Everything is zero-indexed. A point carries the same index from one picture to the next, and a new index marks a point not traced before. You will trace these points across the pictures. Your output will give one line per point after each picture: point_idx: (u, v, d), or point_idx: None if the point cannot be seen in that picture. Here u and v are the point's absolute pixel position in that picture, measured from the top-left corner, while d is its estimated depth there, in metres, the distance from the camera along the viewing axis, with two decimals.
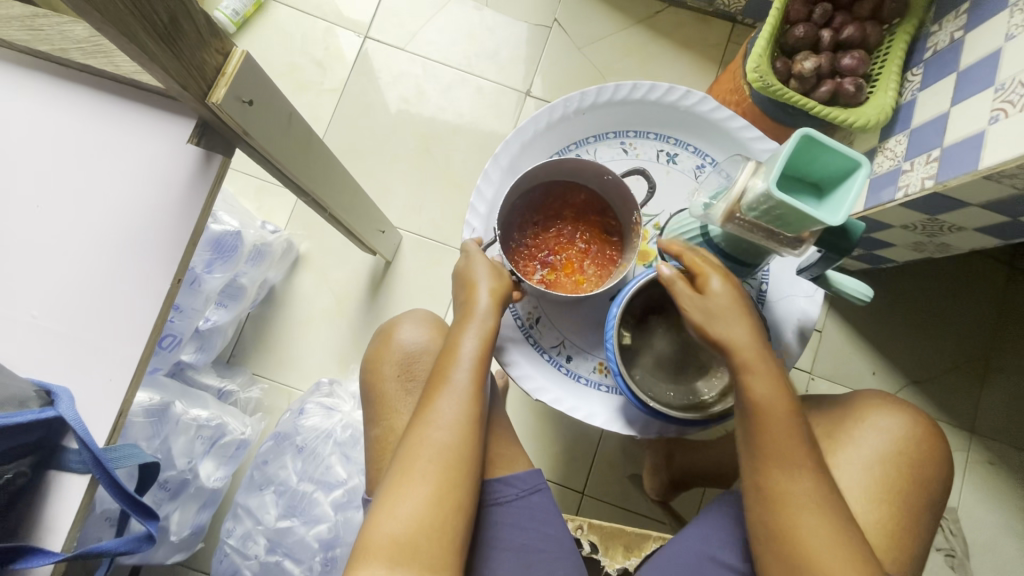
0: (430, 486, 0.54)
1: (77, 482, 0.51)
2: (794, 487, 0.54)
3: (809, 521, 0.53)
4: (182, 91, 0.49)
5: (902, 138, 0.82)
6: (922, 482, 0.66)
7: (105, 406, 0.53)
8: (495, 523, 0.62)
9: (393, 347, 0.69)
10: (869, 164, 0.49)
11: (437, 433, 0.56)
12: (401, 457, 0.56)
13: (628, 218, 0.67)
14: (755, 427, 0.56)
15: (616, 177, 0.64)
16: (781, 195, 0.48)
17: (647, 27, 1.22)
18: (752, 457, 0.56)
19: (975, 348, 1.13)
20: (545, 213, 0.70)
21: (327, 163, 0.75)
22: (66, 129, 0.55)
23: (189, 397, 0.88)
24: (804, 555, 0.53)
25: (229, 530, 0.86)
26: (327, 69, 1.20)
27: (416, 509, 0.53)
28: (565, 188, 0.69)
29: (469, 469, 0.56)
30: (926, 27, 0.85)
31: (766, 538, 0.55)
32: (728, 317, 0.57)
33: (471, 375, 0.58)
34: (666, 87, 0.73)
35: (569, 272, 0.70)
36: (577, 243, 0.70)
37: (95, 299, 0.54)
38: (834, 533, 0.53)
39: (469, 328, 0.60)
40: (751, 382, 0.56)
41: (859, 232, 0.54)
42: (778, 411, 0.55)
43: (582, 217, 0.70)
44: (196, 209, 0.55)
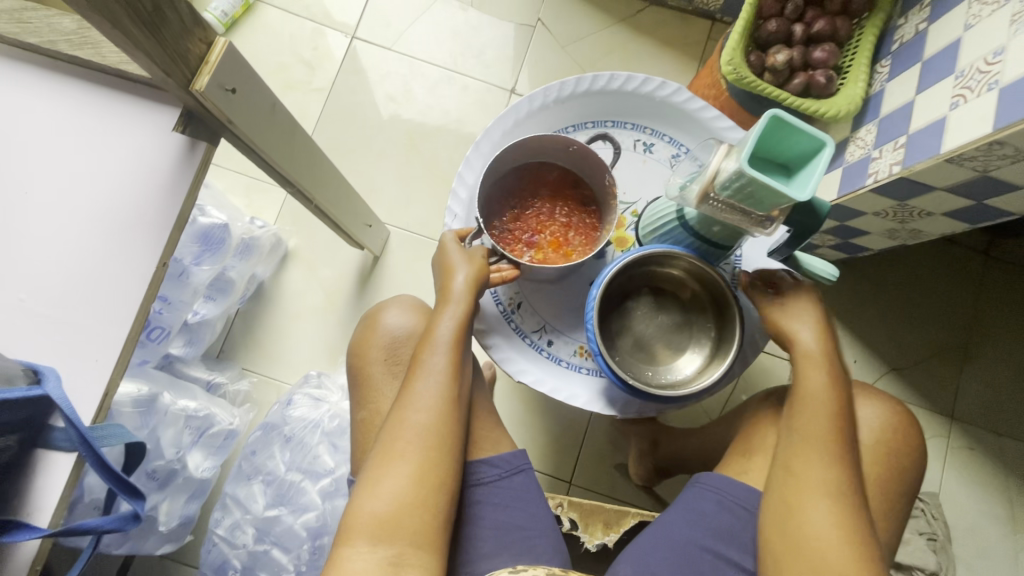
0: (412, 464, 0.55)
1: (64, 460, 0.53)
2: (814, 464, 0.59)
3: (817, 495, 0.58)
4: (166, 78, 0.51)
5: (872, 127, 0.85)
6: (902, 471, 0.68)
7: (93, 385, 0.55)
8: (477, 502, 0.63)
9: (378, 333, 0.71)
10: (832, 143, 0.52)
11: (416, 416, 0.57)
12: (384, 437, 0.57)
13: (601, 182, 0.70)
14: (801, 413, 0.61)
15: (580, 145, 0.66)
16: (753, 172, 0.51)
17: (629, 26, 1.24)
18: (787, 436, 0.61)
19: (954, 336, 1.15)
20: (521, 197, 0.71)
21: (313, 155, 0.77)
22: (53, 117, 0.57)
23: (177, 389, 0.89)
24: (801, 521, 0.57)
25: (218, 521, 0.87)
26: (315, 69, 1.22)
27: (400, 487, 0.54)
28: (536, 169, 0.71)
29: (449, 448, 0.57)
30: (893, 20, 0.87)
31: (777, 507, 0.60)
32: (803, 320, 0.65)
33: (447, 357, 0.60)
34: (642, 78, 0.76)
35: (556, 248, 0.71)
36: (557, 218, 0.72)
37: (82, 282, 0.55)
38: (842, 510, 0.57)
39: (446, 311, 0.62)
40: (807, 374, 0.62)
41: (825, 210, 0.57)
42: (823, 403, 0.60)
43: (558, 193, 0.72)
44: (182, 194, 0.57)
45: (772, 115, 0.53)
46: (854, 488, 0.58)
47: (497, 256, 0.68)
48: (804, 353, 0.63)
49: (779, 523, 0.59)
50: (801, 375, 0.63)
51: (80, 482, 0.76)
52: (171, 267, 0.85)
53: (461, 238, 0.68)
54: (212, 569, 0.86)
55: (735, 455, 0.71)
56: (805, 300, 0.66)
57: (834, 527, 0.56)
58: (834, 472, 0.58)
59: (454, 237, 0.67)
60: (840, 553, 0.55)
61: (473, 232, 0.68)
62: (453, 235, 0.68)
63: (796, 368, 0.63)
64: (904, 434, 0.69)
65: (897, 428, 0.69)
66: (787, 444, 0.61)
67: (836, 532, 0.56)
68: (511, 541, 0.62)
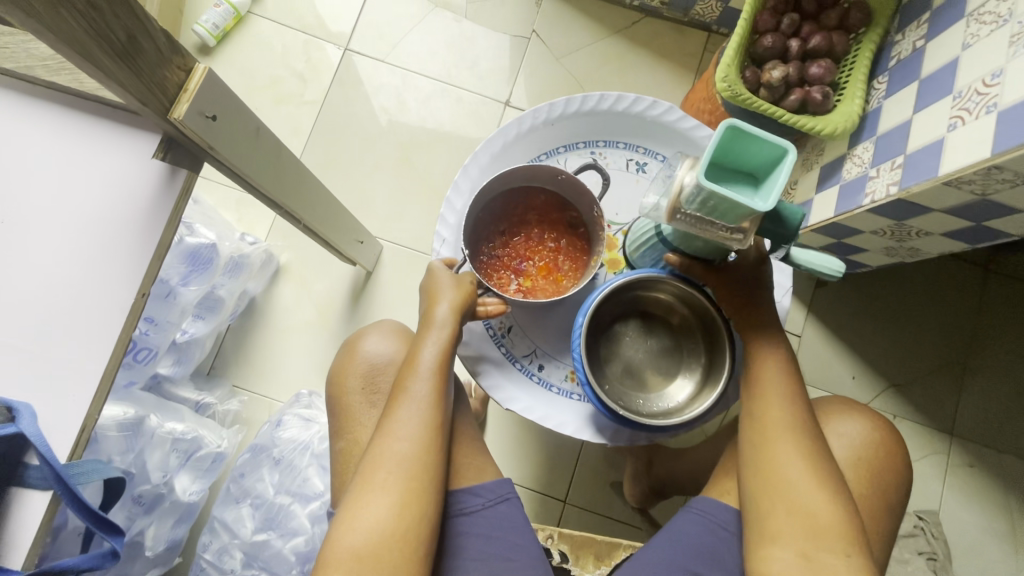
0: (394, 493, 0.54)
1: (37, 500, 0.51)
2: (774, 409, 0.60)
3: (782, 437, 0.58)
4: (143, 108, 0.49)
5: (869, 145, 0.84)
6: (888, 485, 0.65)
7: (66, 421, 0.53)
8: (462, 534, 0.62)
9: (357, 359, 0.69)
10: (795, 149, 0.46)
11: (397, 445, 0.56)
12: (363, 467, 0.56)
13: (588, 209, 0.68)
14: (755, 366, 0.63)
15: (568, 175, 0.65)
16: (711, 185, 0.46)
17: (625, 37, 1.23)
18: (746, 390, 0.63)
19: (953, 350, 1.14)
20: (510, 223, 0.71)
21: (300, 176, 0.75)
22: (29, 144, 0.56)
23: (165, 411, 0.88)
24: (772, 464, 0.58)
25: (206, 544, 0.86)
26: (308, 81, 1.21)
27: (381, 516, 0.53)
28: (522, 195, 0.70)
29: (432, 478, 0.56)
30: (890, 36, 0.86)
31: (749, 457, 0.60)
32: (759, 321, 0.64)
33: (430, 385, 0.59)
34: (634, 98, 0.75)
35: (545, 274, 0.71)
36: (547, 244, 0.71)
37: (58, 314, 0.54)
38: (806, 448, 0.57)
39: (429, 336, 0.61)
40: (755, 339, 0.63)
41: (798, 217, 0.55)
42: (768, 358, 0.62)
43: (547, 218, 0.71)
44: (163, 220, 0.55)
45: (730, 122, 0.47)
46: (812, 426, 0.60)
47: (483, 289, 0.68)
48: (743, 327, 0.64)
49: (752, 471, 0.59)
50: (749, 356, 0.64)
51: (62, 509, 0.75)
52: (157, 288, 0.85)
53: (451, 265, 0.67)
54: None
55: (718, 474, 0.69)
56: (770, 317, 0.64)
57: (802, 464, 0.57)
58: (793, 413, 0.59)
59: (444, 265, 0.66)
60: (813, 489, 0.55)
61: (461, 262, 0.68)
62: (443, 262, 0.67)
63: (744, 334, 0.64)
64: (889, 449, 0.66)
65: (879, 441, 0.67)
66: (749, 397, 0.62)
67: (805, 468, 0.56)
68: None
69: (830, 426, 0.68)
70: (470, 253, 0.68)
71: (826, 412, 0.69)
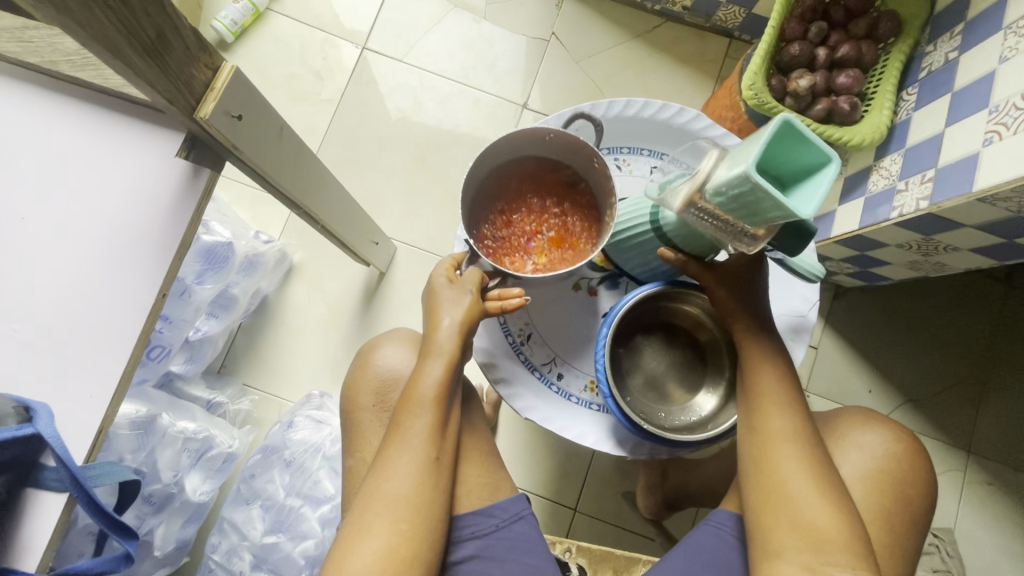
0: (384, 538, 0.53)
1: (53, 503, 0.50)
2: (775, 419, 0.56)
3: (784, 449, 0.55)
4: (169, 106, 0.48)
5: (897, 157, 0.82)
6: (909, 501, 0.60)
7: (81, 424, 0.52)
8: (477, 552, 0.61)
9: (369, 374, 0.68)
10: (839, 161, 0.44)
11: (390, 486, 0.55)
12: (358, 508, 0.55)
13: (587, 162, 0.64)
14: (754, 373, 0.59)
15: (555, 132, 0.61)
16: (757, 177, 0.42)
17: (645, 42, 1.22)
18: (745, 398, 0.59)
19: (970, 366, 1.12)
20: (508, 200, 0.67)
21: (320, 176, 0.75)
22: (51, 139, 0.55)
23: (177, 409, 0.87)
24: (775, 477, 0.54)
25: (215, 545, 0.85)
26: (325, 80, 1.20)
27: (370, 561, 0.52)
28: (513, 167, 0.66)
29: (424, 522, 0.55)
30: (920, 47, 0.85)
31: (751, 471, 0.57)
32: (761, 328, 0.60)
33: (429, 419, 0.57)
34: (660, 104, 0.73)
35: (559, 245, 0.67)
36: (552, 212, 0.68)
37: (78, 312, 0.53)
38: (810, 459, 0.55)
39: (432, 361, 0.59)
40: (750, 342, 0.60)
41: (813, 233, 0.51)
42: (767, 362, 0.59)
43: (545, 183, 0.68)
44: (185, 221, 0.55)
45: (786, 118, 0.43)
46: (813, 435, 0.57)
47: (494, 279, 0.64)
48: (745, 329, 0.60)
49: (753, 486, 0.56)
50: (750, 367, 0.59)
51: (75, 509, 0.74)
52: (174, 286, 0.84)
53: (456, 265, 0.64)
54: None
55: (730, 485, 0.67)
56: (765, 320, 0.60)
57: (806, 477, 0.54)
58: (795, 424, 0.56)
59: (447, 278, 0.61)
60: (818, 505, 0.52)
61: (467, 258, 0.64)
62: (448, 261, 0.63)
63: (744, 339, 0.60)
64: (911, 463, 0.61)
65: (901, 455, 0.61)
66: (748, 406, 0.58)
67: (806, 479, 0.53)
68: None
69: (845, 440, 0.62)
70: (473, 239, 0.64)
71: (841, 424, 0.64)
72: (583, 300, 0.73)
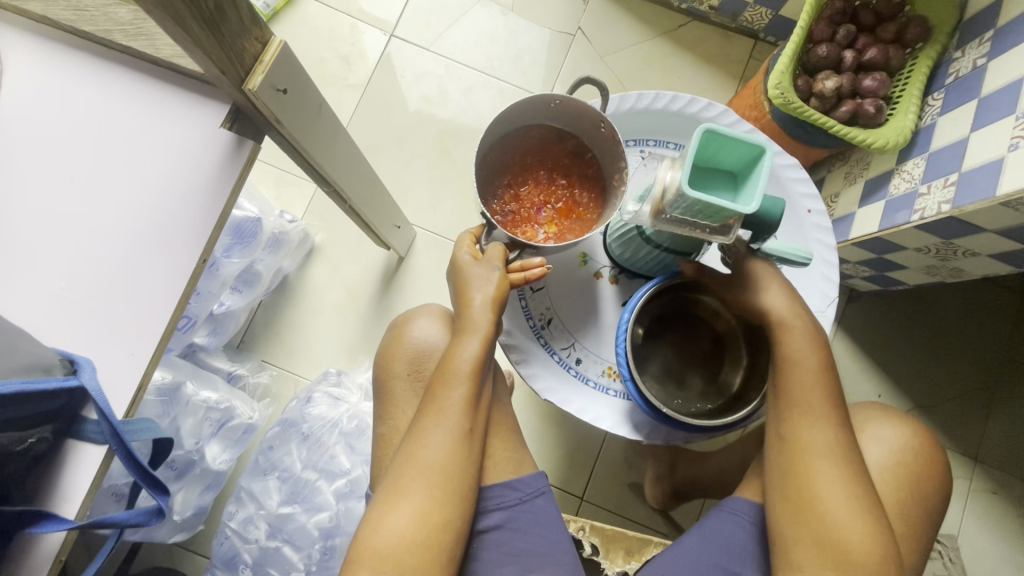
0: (419, 502, 0.56)
1: (94, 453, 0.52)
2: (813, 431, 0.56)
3: (820, 461, 0.55)
4: (220, 76, 0.50)
5: (920, 161, 0.83)
6: (926, 491, 0.61)
7: (126, 377, 0.54)
8: (501, 524, 0.63)
9: (405, 344, 0.71)
10: (770, 149, 0.47)
11: (426, 454, 0.57)
12: (395, 471, 0.58)
13: (592, 131, 0.66)
14: (790, 378, 0.58)
15: (560, 97, 0.63)
16: (693, 193, 0.47)
17: (670, 40, 1.23)
18: (776, 405, 0.59)
19: (981, 375, 1.13)
20: (514, 174, 0.69)
21: (351, 155, 0.76)
22: (103, 106, 0.57)
23: (201, 379, 0.89)
24: (808, 490, 0.55)
25: (232, 514, 0.87)
26: (352, 65, 1.21)
27: (404, 523, 0.55)
28: (518, 139, 0.68)
29: (458, 489, 0.57)
30: (948, 53, 0.86)
31: (782, 480, 0.57)
32: (807, 329, 0.59)
33: (465, 390, 0.59)
34: (689, 98, 0.75)
35: (567, 214, 0.69)
36: (559, 184, 0.70)
37: (126, 274, 0.55)
38: (846, 473, 0.55)
39: (468, 338, 0.60)
40: (789, 342, 0.59)
41: (781, 206, 0.52)
42: (808, 366, 0.58)
43: (548, 154, 0.70)
44: (228, 188, 0.56)
45: (704, 125, 0.48)
46: (851, 446, 0.56)
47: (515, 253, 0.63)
48: (785, 324, 0.59)
49: (784, 496, 0.57)
50: (788, 372, 0.58)
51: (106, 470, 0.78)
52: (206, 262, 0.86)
53: (477, 238, 0.66)
54: (222, 562, 0.85)
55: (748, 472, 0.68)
56: (806, 318, 0.60)
57: (839, 490, 0.54)
58: (833, 436, 0.56)
59: (470, 254, 0.63)
60: (851, 522, 0.53)
61: (485, 232, 0.65)
62: (471, 233, 0.65)
63: (780, 338, 0.59)
64: (928, 456, 0.62)
65: (918, 447, 0.62)
66: (784, 414, 0.58)
67: (841, 494, 0.54)
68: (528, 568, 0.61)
69: (865, 429, 0.63)
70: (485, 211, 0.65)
71: (860, 416, 0.65)
72: (604, 288, 0.75)
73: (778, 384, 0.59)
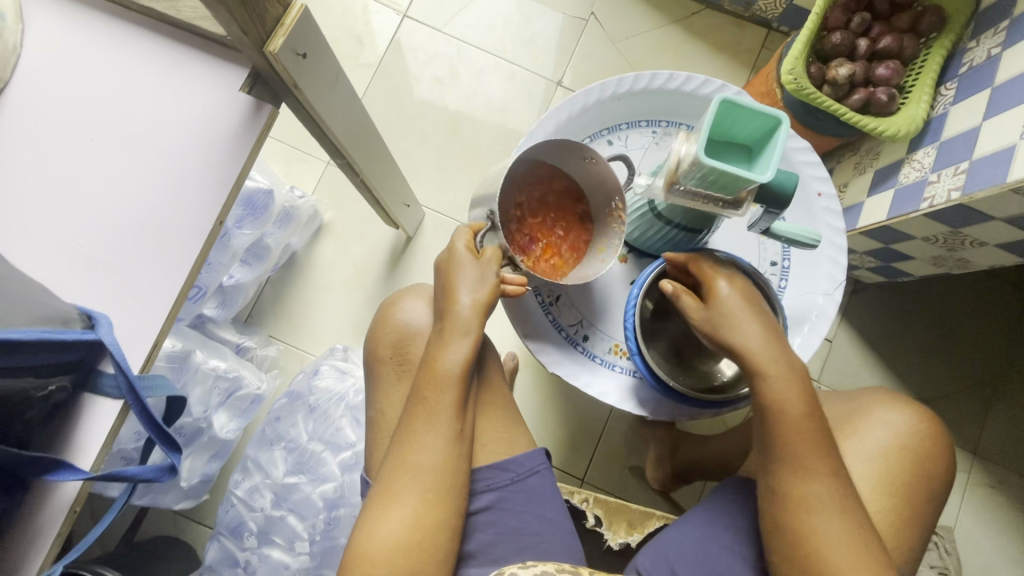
0: (411, 506, 0.55)
1: (110, 406, 0.53)
2: (809, 480, 0.54)
3: (818, 511, 0.53)
4: (243, 37, 0.50)
5: (931, 150, 0.83)
6: (929, 475, 0.61)
7: (137, 336, 0.54)
8: (490, 506, 0.63)
9: (391, 326, 0.70)
10: (786, 119, 0.48)
11: (419, 458, 0.56)
12: (385, 477, 0.57)
13: (607, 207, 0.65)
14: (779, 427, 0.55)
15: (601, 158, 0.61)
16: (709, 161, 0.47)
17: (683, 27, 1.23)
18: (765, 454, 0.56)
19: (982, 371, 1.13)
20: (530, 196, 0.66)
21: (364, 128, 0.77)
22: (120, 67, 0.57)
23: (209, 348, 0.90)
24: (810, 543, 0.52)
25: (238, 482, 0.88)
26: (364, 44, 1.21)
27: (397, 528, 0.54)
28: (547, 170, 0.65)
29: (452, 486, 0.57)
30: (963, 43, 0.86)
31: (779, 535, 0.55)
32: (784, 365, 0.57)
33: (454, 394, 0.58)
34: (703, 79, 0.75)
35: (548, 258, 0.67)
36: (557, 232, 0.68)
37: (141, 234, 0.55)
38: (848, 519, 0.52)
39: (453, 340, 0.59)
40: (766, 384, 0.56)
41: (795, 181, 0.53)
42: (789, 411, 0.55)
43: (563, 201, 0.67)
44: (245, 152, 0.57)
45: (723, 96, 0.48)
46: (846, 488, 0.54)
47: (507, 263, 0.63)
48: (757, 365, 0.57)
49: (786, 553, 0.54)
50: (772, 418, 0.56)
51: (119, 432, 0.79)
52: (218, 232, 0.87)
53: (474, 233, 0.63)
54: (227, 530, 0.86)
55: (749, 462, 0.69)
56: (782, 350, 0.58)
57: (842, 538, 0.52)
58: (831, 484, 0.53)
59: (466, 247, 0.61)
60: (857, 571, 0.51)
61: (486, 228, 0.63)
62: (467, 228, 0.64)
63: (764, 376, 0.57)
64: (933, 439, 0.62)
65: (923, 432, 0.62)
66: (780, 465, 0.55)
67: (844, 544, 0.52)
68: (523, 546, 0.62)
69: (871, 413, 0.64)
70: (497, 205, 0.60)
71: (865, 400, 0.66)
72: (613, 267, 0.75)
73: (767, 433, 0.56)
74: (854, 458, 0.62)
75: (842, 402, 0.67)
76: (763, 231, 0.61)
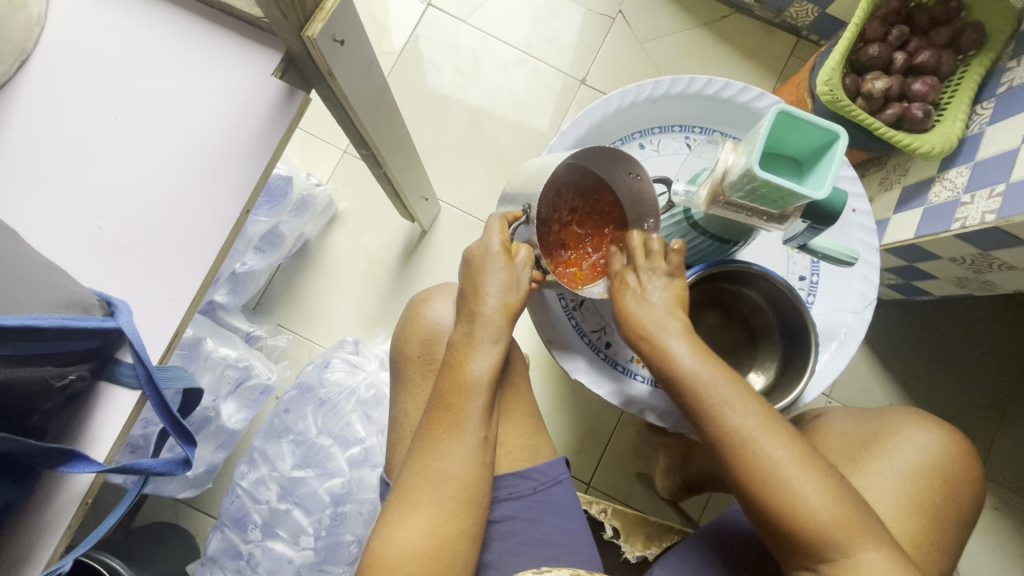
0: (432, 513, 0.53)
1: (127, 397, 0.51)
2: (732, 416, 0.52)
3: (758, 446, 0.51)
4: (281, 20, 0.48)
5: (964, 170, 0.82)
6: (957, 498, 0.61)
7: (159, 327, 0.53)
8: (514, 515, 0.61)
9: (420, 325, 0.69)
10: (844, 135, 0.47)
11: (443, 465, 0.55)
12: (406, 481, 0.55)
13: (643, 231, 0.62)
14: (689, 371, 0.54)
15: (644, 175, 0.59)
16: (764, 174, 0.46)
17: (711, 30, 1.21)
18: (689, 412, 0.55)
19: (992, 393, 1.12)
20: (578, 206, 0.64)
21: (390, 118, 0.75)
22: (149, 46, 0.55)
23: (219, 335, 0.89)
24: (770, 482, 0.50)
25: (244, 474, 0.87)
26: (386, 32, 1.19)
27: (416, 535, 0.52)
28: (599, 185, 0.63)
29: (476, 495, 0.55)
30: (1002, 62, 0.84)
31: (738, 484, 0.52)
32: (675, 320, 0.57)
33: (484, 401, 0.57)
34: (742, 86, 0.73)
35: (571, 268, 0.63)
36: (590, 250, 0.65)
37: (166, 219, 0.54)
38: (787, 443, 0.51)
39: (479, 349, 0.58)
40: (668, 342, 0.56)
41: (844, 198, 0.52)
42: (693, 364, 0.54)
43: (606, 222, 0.65)
44: (275, 139, 0.55)
45: (780, 106, 0.47)
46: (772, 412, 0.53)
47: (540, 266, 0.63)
48: (649, 334, 0.58)
49: (742, 493, 0.52)
50: (681, 373, 0.55)
51: (141, 415, 0.78)
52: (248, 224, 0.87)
53: (510, 221, 0.60)
54: (231, 521, 0.84)
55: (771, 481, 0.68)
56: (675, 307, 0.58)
57: (792, 461, 0.50)
58: (752, 411, 0.52)
59: (500, 246, 0.57)
60: (814, 491, 0.50)
61: (526, 218, 0.60)
62: (504, 215, 0.60)
63: (658, 336, 0.57)
64: (962, 462, 0.61)
65: (952, 454, 0.61)
66: (700, 412, 0.54)
67: (796, 467, 0.50)
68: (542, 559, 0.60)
69: (899, 432, 0.63)
70: (542, 195, 0.59)
71: (892, 420, 0.64)
72: None
73: (680, 379, 0.55)
74: (880, 476, 0.61)
75: (864, 421, 0.66)
76: (799, 247, 0.59)
